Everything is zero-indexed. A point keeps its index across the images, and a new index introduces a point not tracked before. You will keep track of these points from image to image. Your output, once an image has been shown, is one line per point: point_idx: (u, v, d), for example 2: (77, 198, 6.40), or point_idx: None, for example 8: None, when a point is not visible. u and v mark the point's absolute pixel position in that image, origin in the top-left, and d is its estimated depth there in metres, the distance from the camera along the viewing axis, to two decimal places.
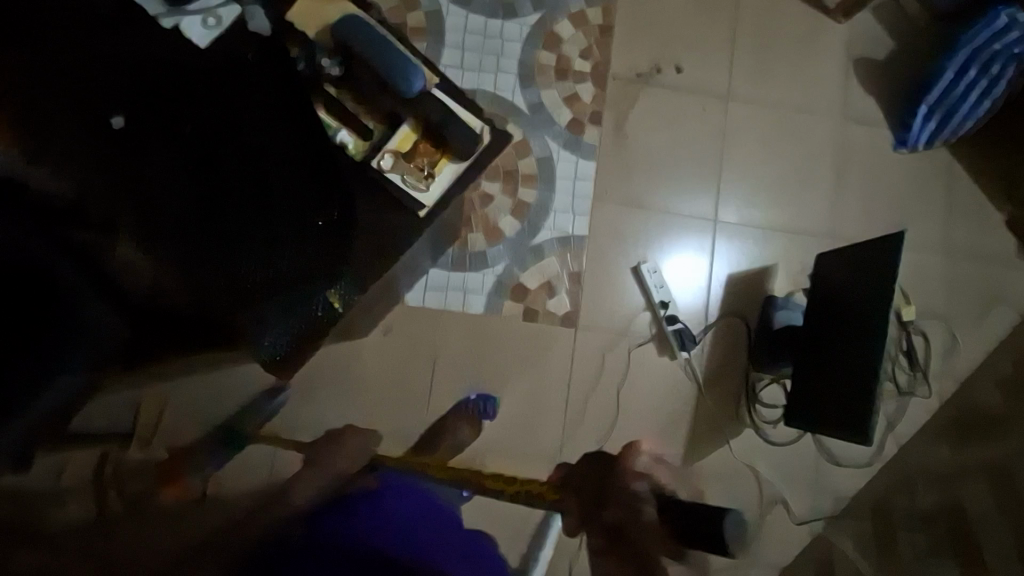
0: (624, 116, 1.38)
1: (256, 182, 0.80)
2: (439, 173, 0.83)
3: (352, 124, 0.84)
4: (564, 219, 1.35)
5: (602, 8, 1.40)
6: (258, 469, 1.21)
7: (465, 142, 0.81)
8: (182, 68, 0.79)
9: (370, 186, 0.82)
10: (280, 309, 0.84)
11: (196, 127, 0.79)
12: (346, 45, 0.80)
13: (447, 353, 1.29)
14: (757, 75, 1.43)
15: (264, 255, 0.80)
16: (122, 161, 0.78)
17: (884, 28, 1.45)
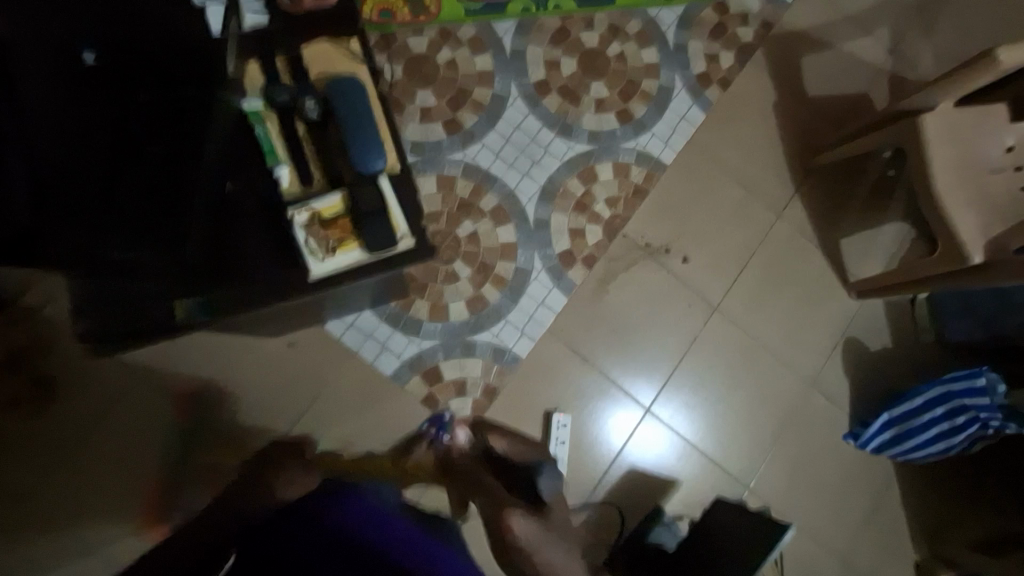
0: (614, 274, 1.40)
1: (172, 176, 0.79)
2: (340, 253, 0.84)
3: (299, 167, 0.88)
4: (507, 335, 1.33)
5: (646, 173, 1.44)
6: (98, 400, 1.21)
7: (380, 238, 0.84)
8: (177, 45, 0.78)
9: (279, 221, 0.88)
10: (135, 294, 0.84)
11: (141, 104, 0.78)
12: (332, 100, 0.87)
13: (334, 394, 1.26)
14: (754, 303, 1.43)
15: (135, 242, 0.77)
16: (62, 89, 0.73)
17: (887, 323, 1.46)
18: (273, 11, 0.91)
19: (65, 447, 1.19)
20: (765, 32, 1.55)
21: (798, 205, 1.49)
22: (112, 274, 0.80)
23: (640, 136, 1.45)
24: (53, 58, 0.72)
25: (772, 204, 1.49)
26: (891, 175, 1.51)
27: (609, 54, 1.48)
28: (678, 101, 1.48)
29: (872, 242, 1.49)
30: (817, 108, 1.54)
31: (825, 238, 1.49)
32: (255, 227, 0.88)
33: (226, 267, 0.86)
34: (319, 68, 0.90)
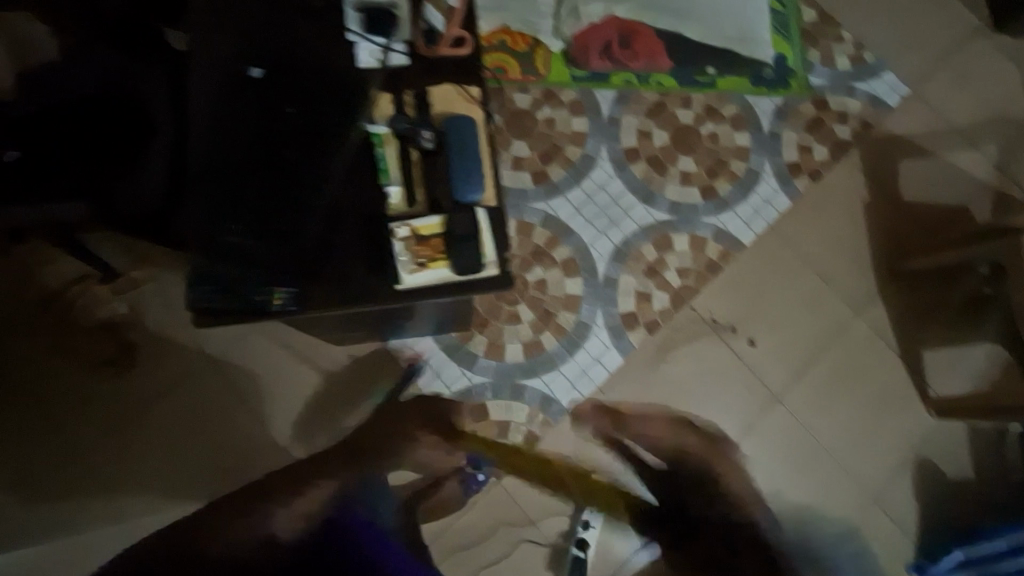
0: (675, 344, 1.38)
1: (293, 175, 0.86)
2: (429, 268, 0.89)
3: (407, 187, 0.93)
4: (559, 386, 1.33)
5: (722, 250, 1.44)
6: (171, 376, 1.28)
7: (468, 262, 0.87)
8: (324, 69, 0.90)
9: (377, 233, 0.91)
10: (232, 278, 0.84)
11: (286, 115, 0.87)
12: (447, 133, 0.92)
13: (381, 411, 1.30)
14: (820, 401, 1.36)
15: (253, 226, 0.85)
16: (236, 92, 0.88)
17: (969, 450, 1.34)
18: (416, 55, 0.96)
19: (129, 414, 1.26)
20: (864, 131, 1.55)
21: (880, 307, 1.43)
22: (226, 258, 0.84)
23: (722, 214, 1.46)
24: (235, 69, 0.88)
25: (851, 302, 1.43)
26: (987, 293, 1.43)
27: (701, 132, 1.52)
28: (765, 186, 1.49)
29: (958, 360, 1.40)
30: (911, 212, 1.50)
31: (906, 346, 1.41)
32: (359, 236, 0.91)
33: (324, 264, 0.89)
34: (438, 101, 0.95)
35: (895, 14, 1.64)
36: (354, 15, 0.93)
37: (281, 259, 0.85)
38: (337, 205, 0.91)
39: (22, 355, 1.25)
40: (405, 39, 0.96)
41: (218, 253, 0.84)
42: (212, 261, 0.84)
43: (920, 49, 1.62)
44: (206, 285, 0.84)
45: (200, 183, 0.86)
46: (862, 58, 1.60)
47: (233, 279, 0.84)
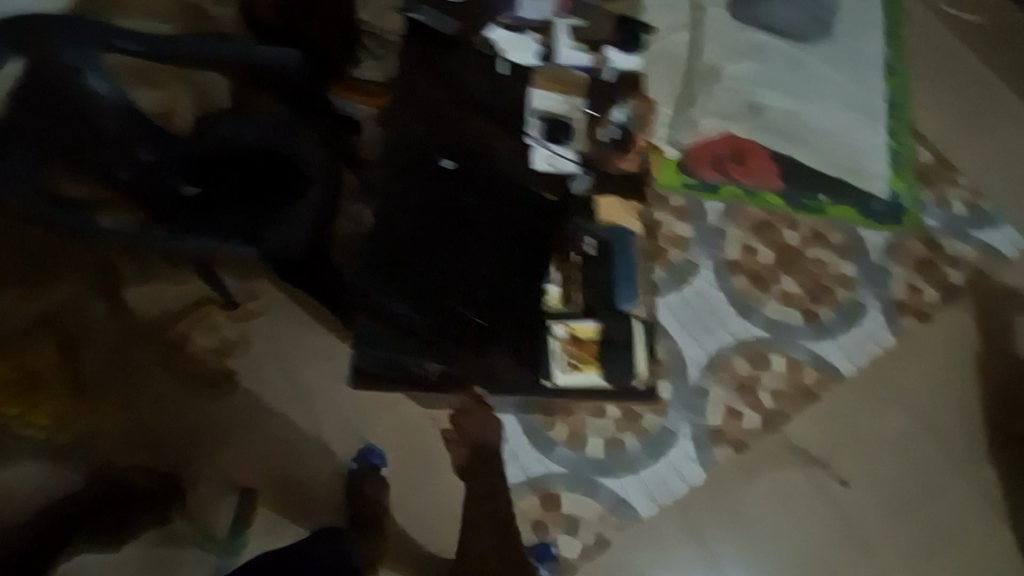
0: (762, 469, 1.32)
1: (461, 261, 0.97)
2: (582, 371, 1.01)
3: (565, 285, 1.05)
4: (635, 491, 1.28)
5: (819, 377, 1.40)
6: (262, 410, 1.31)
7: (617, 366, 1.01)
8: (501, 168, 1.01)
9: (525, 324, 0.98)
10: (394, 345, 0.96)
11: (462, 204, 1.00)
12: (610, 243, 1.06)
13: (453, 482, 1.29)
14: (913, 561, 1.28)
15: (420, 300, 0.96)
16: (423, 177, 1.00)
17: None
18: (586, 167, 1.04)
19: (214, 437, 1.28)
20: (978, 279, 1.51)
21: (987, 467, 1.34)
22: (394, 328, 0.96)
23: (822, 340, 1.43)
24: (426, 157, 1.01)
25: (955, 456, 1.35)
26: None
27: (807, 254, 1.52)
28: (869, 319, 1.46)
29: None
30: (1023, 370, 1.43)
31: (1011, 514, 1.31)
32: (520, 318, 0.98)
33: (473, 345, 0.97)
34: (603, 211, 1.08)
35: (1013, 167, 1.64)
36: (536, 122, 1.04)
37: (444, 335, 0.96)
38: (496, 286, 0.97)
39: (126, 361, 1.29)
40: (579, 150, 1.03)
41: (387, 322, 0.96)
42: (384, 330, 0.96)
43: None
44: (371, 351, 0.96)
45: (376, 255, 0.97)
46: (978, 205, 1.59)
47: (392, 347, 0.96)
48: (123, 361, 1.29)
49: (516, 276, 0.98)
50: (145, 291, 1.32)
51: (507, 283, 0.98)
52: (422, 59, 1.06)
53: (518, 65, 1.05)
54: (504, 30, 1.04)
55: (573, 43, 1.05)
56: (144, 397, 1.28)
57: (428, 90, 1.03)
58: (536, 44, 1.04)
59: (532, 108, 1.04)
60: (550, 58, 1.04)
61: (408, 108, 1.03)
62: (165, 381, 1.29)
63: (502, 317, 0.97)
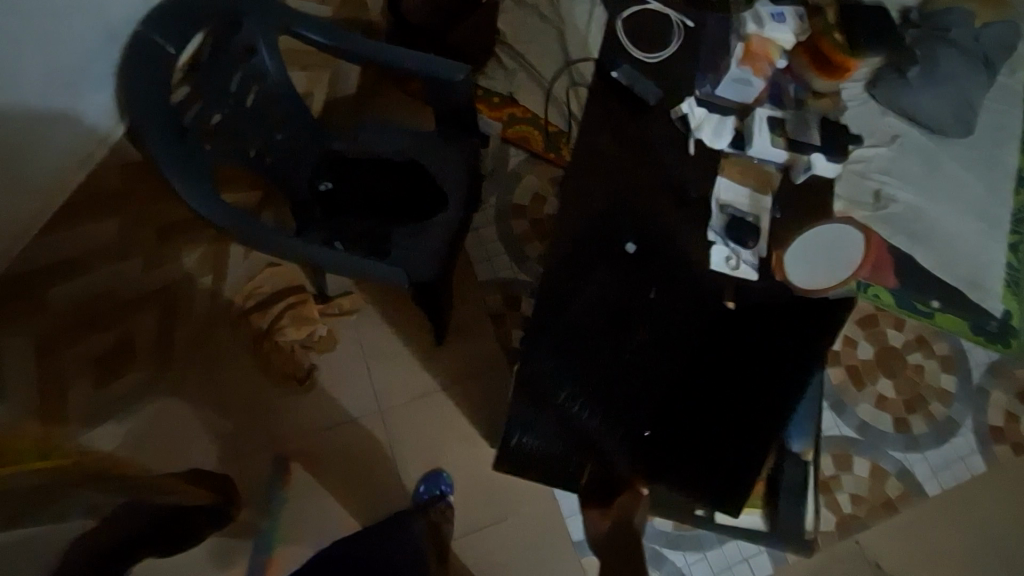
0: (829, 573, 1.28)
1: (638, 357, 1.01)
2: (746, 511, 1.01)
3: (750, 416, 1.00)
4: (699, 571, 1.25)
5: (903, 490, 1.35)
6: (338, 409, 1.32)
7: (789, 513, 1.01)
8: (687, 269, 1.06)
9: (699, 441, 0.98)
10: (558, 439, 0.99)
11: (641, 300, 1.04)
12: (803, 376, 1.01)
13: (517, 522, 1.27)
14: None
15: (591, 388, 1.00)
16: (612, 262, 1.05)
17: None
18: (762, 271, 1.07)
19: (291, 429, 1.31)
20: None
21: None
22: (562, 420, 1.00)
23: (911, 453, 1.38)
24: (617, 242, 1.06)
25: None
26: None
27: (908, 358, 1.46)
28: (962, 439, 1.40)
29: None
30: None
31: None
32: (694, 435, 0.98)
33: (637, 448, 0.98)
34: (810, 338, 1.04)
35: None
36: (718, 216, 1.08)
37: (611, 437, 0.99)
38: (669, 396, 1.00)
39: (215, 341, 1.34)
40: (758, 254, 1.06)
41: (551, 411, 1.00)
42: (547, 418, 1.00)
43: None
44: (530, 434, 0.99)
45: (551, 337, 1.02)
46: None
47: (553, 439, 0.99)
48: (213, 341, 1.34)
49: (695, 384, 1.00)
50: (248, 271, 1.37)
51: (683, 391, 1.00)
52: (621, 140, 1.11)
53: (706, 146, 1.11)
54: (700, 108, 1.11)
55: (770, 137, 1.10)
56: (226, 377, 1.32)
57: (614, 173, 1.09)
58: (730, 131, 1.11)
59: (717, 203, 1.09)
60: (741, 147, 1.11)
61: (590, 188, 1.08)
62: (253, 368, 1.33)
63: (674, 429, 0.98)
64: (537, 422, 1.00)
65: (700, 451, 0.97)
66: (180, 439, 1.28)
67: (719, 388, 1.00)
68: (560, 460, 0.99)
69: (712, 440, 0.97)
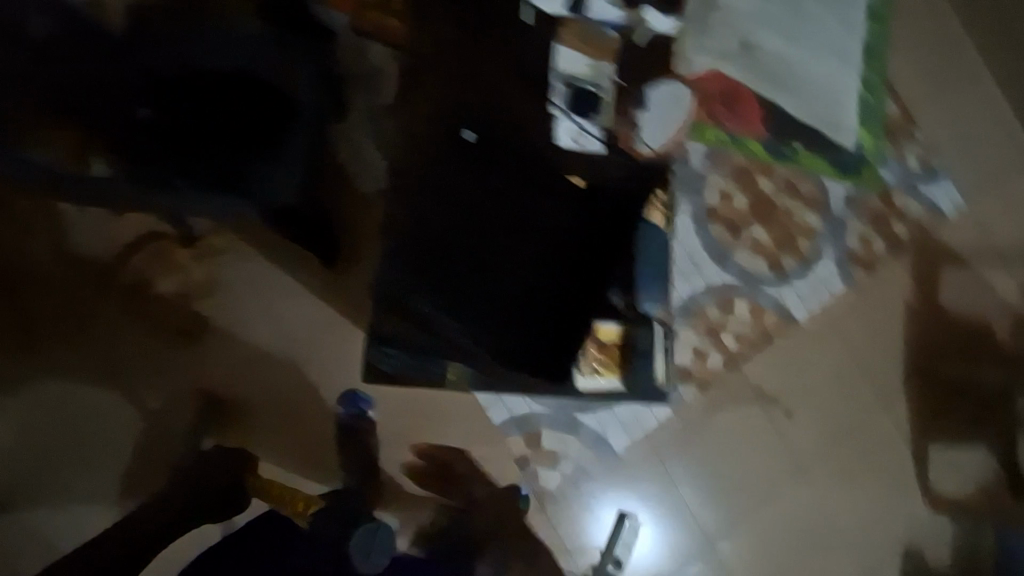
0: (722, 405, 1.45)
1: (488, 244, 1.13)
2: (605, 377, 1.30)
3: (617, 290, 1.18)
4: (612, 427, 1.38)
5: (778, 322, 1.52)
6: (237, 353, 1.28)
7: (640, 371, 1.33)
8: (532, 158, 1.18)
9: (540, 309, 1.11)
10: (420, 327, 1.21)
11: (499, 208, 1.14)
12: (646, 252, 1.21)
13: (440, 424, 1.32)
14: (838, 479, 1.48)
15: (444, 278, 1.14)
16: (463, 159, 1.18)
17: (952, 543, 1.49)
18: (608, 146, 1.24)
19: (198, 384, 1.27)
20: (919, 235, 1.64)
21: (904, 401, 1.54)
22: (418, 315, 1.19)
23: (782, 288, 1.54)
24: (467, 142, 1.19)
25: (878, 390, 1.54)
26: (991, 406, 1.55)
27: (778, 204, 1.58)
28: (824, 268, 1.57)
29: (961, 461, 1.54)
30: (945, 319, 1.60)
31: (916, 443, 1.53)
32: (535, 307, 1.11)
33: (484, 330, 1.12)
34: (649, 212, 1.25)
35: (970, 125, 1.71)
36: (561, 90, 1.25)
37: (475, 340, 1.13)
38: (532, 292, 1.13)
39: (82, 307, 1.25)
40: (599, 127, 1.26)
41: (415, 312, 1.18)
42: (408, 316, 1.22)
43: (983, 165, 1.70)
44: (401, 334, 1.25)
45: (406, 236, 1.19)
46: (928, 163, 1.68)
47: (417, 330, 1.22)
48: (80, 307, 1.25)
49: (539, 264, 1.11)
50: (96, 227, 1.25)
51: (530, 271, 1.11)
52: (472, 53, 1.28)
53: (545, 12, 1.27)
54: None
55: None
56: (105, 342, 1.25)
57: (464, 81, 1.28)
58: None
59: (557, 89, 1.26)
60: (577, 10, 1.27)
61: (447, 95, 1.29)
62: (132, 329, 1.26)
63: (517, 306, 1.11)
64: (409, 329, 1.24)
65: (540, 319, 1.11)
66: (78, 412, 1.24)
67: (557, 266, 1.11)
68: (422, 350, 1.23)
69: (549, 306, 1.11)
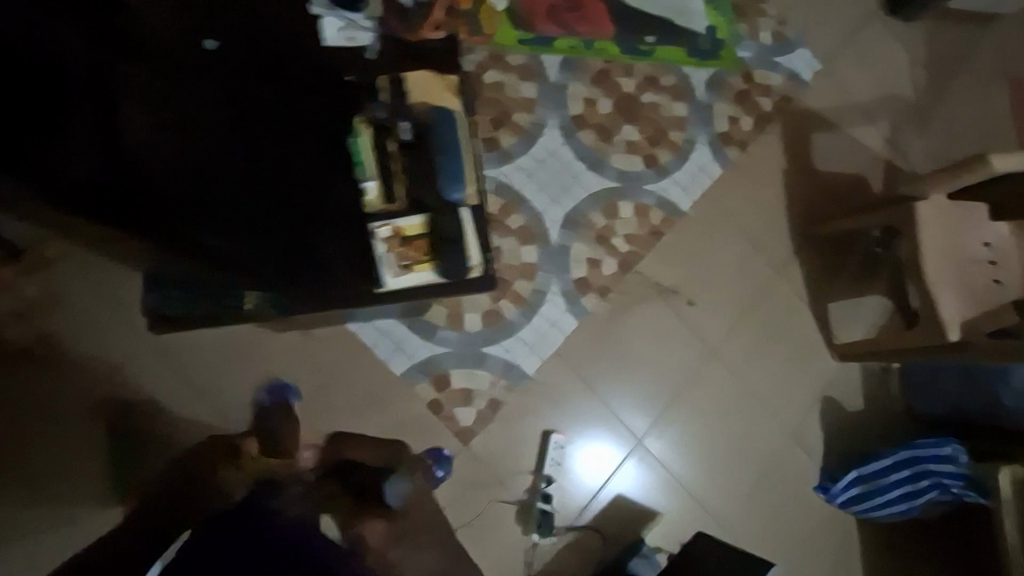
0: (625, 307, 1.46)
1: (252, 157, 1.05)
2: (416, 271, 1.10)
3: (384, 182, 1.12)
4: (519, 351, 1.38)
5: (664, 216, 1.53)
6: (96, 361, 1.24)
7: (453, 267, 1.10)
8: (279, 60, 1.12)
9: (335, 219, 1.09)
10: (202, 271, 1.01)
11: (259, 115, 1.07)
12: (426, 130, 1.12)
13: (344, 387, 1.30)
14: (748, 352, 1.53)
15: (207, 205, 1.00)
16: (188, 68, 1.05)
17: (864, 387, 1.56)
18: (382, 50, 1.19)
19: (109, 416, 1.24)
20: (784, 105, 1.66)
21: (796, 265, 1.59)
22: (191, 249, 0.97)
23: (663, 181, 1.55)
24: (199, 50, 1.07)
25: (772, 260, 1.58)
26: (880, 252, 1.61)
27: (643, 101, 1.58)
28: (701, 154, 1.59)
29: (859, 308, 1.60)
30: (822, 179, 1.64)
31: (816, 303, 1.58)
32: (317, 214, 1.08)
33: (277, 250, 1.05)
34: (417, 92, 1.14)
35: None
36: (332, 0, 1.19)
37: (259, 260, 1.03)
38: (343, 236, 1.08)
39: None
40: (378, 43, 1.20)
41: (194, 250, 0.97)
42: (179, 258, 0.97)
43: (833, 26, 1.73)
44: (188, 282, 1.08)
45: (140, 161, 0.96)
46: (782, 33, 1.70)
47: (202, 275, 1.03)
48: None
49: (308, 169, 1.08)
50: None
51: (300, 176, 1.08)
52: None
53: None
54: None
55: None
56: None
57: None
58: None
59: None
60: None
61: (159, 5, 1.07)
62: None
63: (295, 213, 1.07)
64: (194, 279, 1.07)
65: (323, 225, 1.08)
66: None
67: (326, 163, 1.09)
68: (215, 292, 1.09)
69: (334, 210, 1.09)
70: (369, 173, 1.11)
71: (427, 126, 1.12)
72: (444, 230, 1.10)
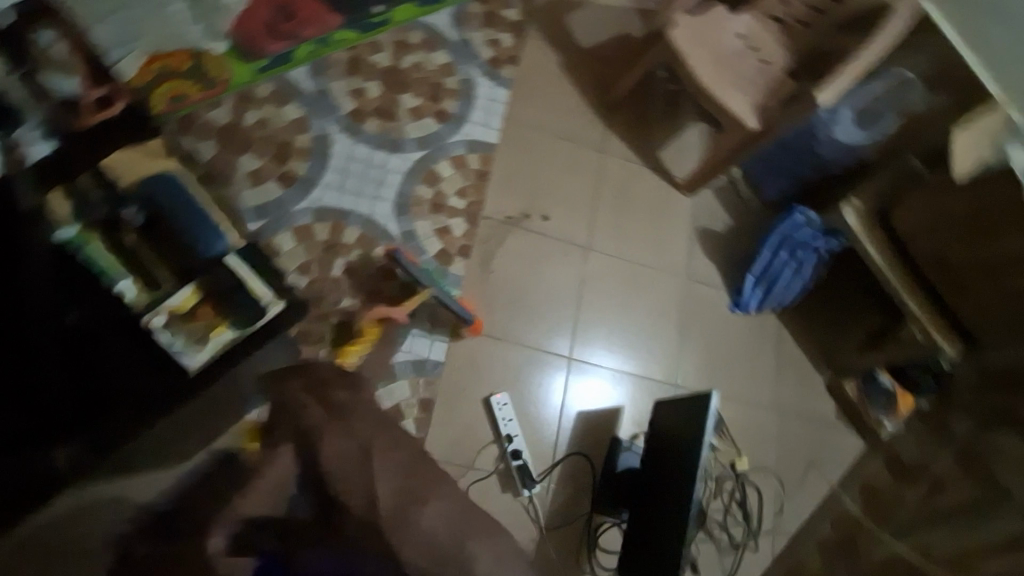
0: (493, 253, 1.49)
1: None
2: (212, 337, 0.96)
3: (143, 275, 0.99)
4: (422, 345, 1.38)
5: (482, 156, 1.56)
6: None
7: (250, 309, 0.98)
8: None
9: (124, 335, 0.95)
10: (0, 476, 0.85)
11: None
12: (152, 200, 1.00)
13: None
14: (617, 230, 1.61)
15: None
16: None
17: (722, 204, 1.69)
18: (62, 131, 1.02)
19: None
20: (529, 7, 1.72)
21: (615, 136, 1.68)
22: None
23: (463, 127, 1.57)
24: None
25: (593, 144, 1.66)
26: (674, 88, 1.73)
27: (405, 66, 1.58)
28: (483, 85, 1.62)
29: (684, 143, 1.72)
30: (595, 54, 1.73)
31: (648, 158, 1.68)
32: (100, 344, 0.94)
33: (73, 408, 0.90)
34: (123, 175, 1.00)
35: None
36: None
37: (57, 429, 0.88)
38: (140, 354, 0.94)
39: None
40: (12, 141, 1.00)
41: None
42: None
43: None
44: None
45: None
46: None
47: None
48: None
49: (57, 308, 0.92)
50: None
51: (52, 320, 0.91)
52: None
53: None
54: None
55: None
56: None
57: None
58: None
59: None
60: None
61: None
62: None
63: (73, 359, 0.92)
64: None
65: (114, 352, 0.94)
66: None
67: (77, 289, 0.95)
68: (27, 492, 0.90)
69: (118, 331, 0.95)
70: (116, 273, 0.97)
71: (148, 194, 1.00)
72: (221, 285, 0.98)
